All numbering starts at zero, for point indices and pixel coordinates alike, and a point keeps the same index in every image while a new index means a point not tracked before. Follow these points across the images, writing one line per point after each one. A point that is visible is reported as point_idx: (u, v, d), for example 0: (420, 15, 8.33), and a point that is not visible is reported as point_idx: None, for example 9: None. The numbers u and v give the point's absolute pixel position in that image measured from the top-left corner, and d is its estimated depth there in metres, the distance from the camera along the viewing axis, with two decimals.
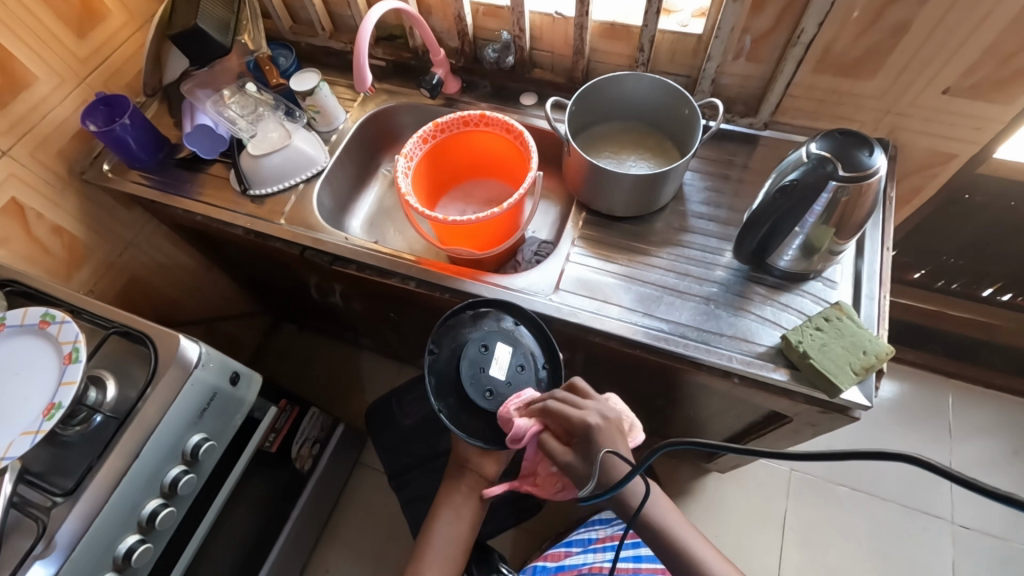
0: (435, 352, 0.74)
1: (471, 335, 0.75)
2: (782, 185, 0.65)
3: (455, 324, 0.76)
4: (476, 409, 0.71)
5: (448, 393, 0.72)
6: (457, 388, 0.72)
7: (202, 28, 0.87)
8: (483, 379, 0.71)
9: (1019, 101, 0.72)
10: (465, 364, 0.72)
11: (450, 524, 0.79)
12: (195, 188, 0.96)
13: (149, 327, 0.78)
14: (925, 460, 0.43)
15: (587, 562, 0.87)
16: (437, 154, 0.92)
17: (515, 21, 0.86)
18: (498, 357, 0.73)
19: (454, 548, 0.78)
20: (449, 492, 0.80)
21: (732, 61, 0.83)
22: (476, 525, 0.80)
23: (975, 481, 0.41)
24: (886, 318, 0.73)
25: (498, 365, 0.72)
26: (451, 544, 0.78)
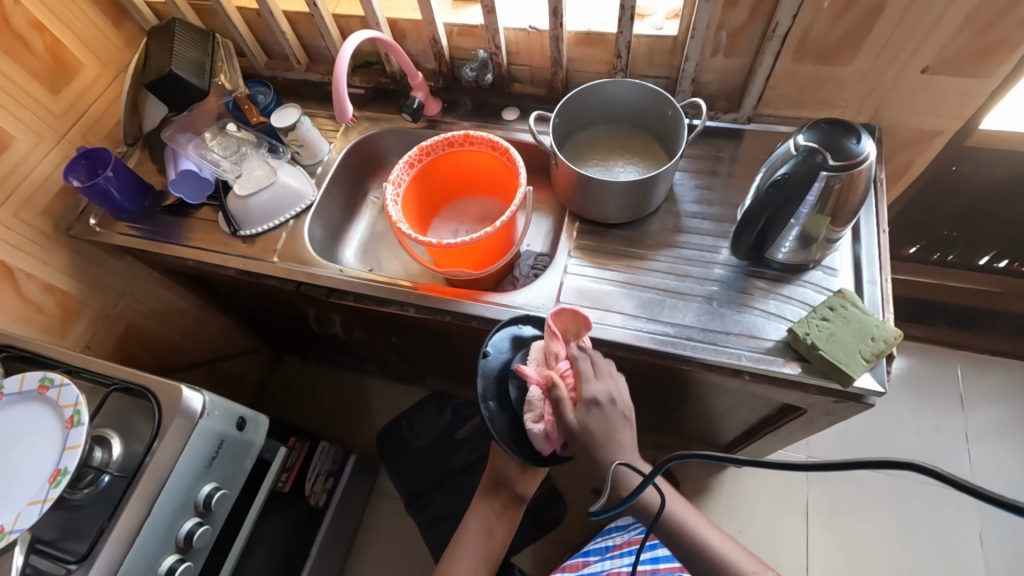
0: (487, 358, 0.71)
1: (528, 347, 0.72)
2: (773, 179, 0.64)
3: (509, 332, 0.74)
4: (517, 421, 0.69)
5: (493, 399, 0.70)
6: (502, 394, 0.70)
7: (177, 73, 0.88)
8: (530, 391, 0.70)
9: (999, 73, 0.72)
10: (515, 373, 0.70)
11: (480, 540, 0.79)
12: (185, 233, 0.95)
13: (149, 380, 0.77)
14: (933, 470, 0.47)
15: (605, 569, 0.85)
16: (425, 177, 0.92)
17: (491, 39, 0.86)
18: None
19: (482, 565, 0.77)
20: (484, 508, 0.81)
21: (710, 58, 0.83)
22: (505, 546, 0.81)
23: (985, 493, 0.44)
24: (890, 301, 0.72)
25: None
26: (481, 558, 0.77)
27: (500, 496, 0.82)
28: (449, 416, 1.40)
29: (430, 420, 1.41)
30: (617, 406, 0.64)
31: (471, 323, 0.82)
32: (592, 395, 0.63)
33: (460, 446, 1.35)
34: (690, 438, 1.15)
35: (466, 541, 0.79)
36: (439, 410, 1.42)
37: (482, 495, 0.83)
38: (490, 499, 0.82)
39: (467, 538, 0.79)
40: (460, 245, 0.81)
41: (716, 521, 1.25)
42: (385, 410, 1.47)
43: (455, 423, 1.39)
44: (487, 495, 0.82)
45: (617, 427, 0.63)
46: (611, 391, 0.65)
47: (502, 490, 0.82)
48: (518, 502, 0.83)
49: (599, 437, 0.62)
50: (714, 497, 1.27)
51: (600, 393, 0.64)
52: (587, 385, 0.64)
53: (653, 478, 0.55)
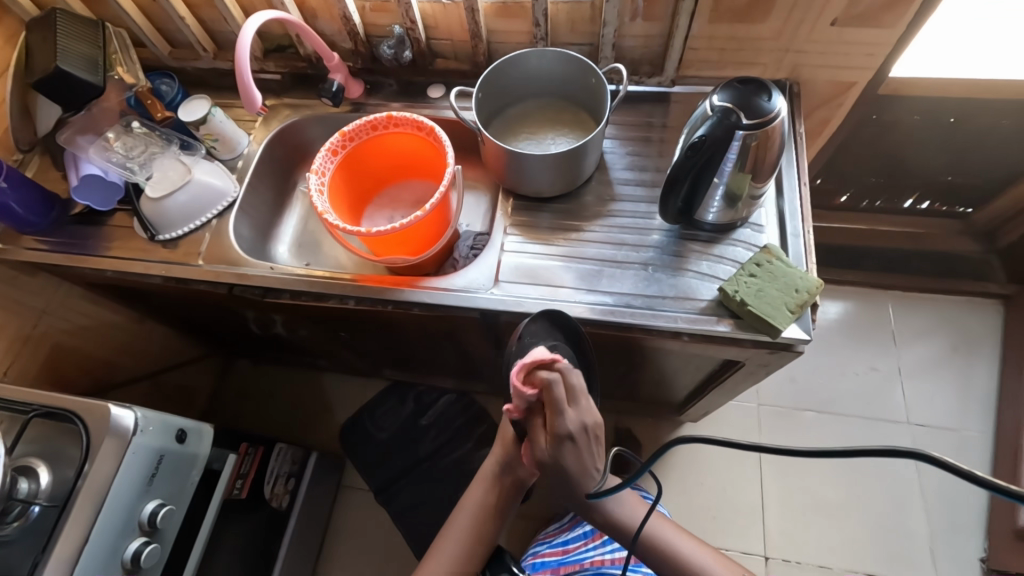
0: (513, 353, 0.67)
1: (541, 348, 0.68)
2: (692, 142, 0.64)
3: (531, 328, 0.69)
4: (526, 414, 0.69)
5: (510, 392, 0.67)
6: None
7: (66, 70, 0.81)
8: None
9: (900, 23, 0.74)
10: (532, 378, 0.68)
11: (473, 520, 0.76)
12: (99, 243, 0.88)
13: (73, 403, 0.72)
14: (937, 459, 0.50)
15: (587, 556, 0.88)
16: (352, 164, 0.88)
17: (405, 14, 0.82)
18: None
19: (473, 547, 0.74)
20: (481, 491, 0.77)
21: (629, 22, 0.82)
22: (502, 527, 0.77)
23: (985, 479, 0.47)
24: (813, 252, 0.75)
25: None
26: (472, 537, 0.75)
27: (503, 479, 0.77)
28: (412, 406, 1.41)
29: (394, 411, 1.41)
30: (588, 431, 0.62)
31: (413, 310, 0.81)
32: (565, 431, 0.60)
33: (425, 433, 1.37)
34: (646, 399, 1.19)
35: (459, 519, 0.77)
36: (400, 401, 1.42)
37: (485, 475, 0.78)
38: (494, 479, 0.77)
39: (461, 517, 0.77)
40: (392, 231, 0.78)
41: (678, 474, 1.30)
42: (347, 404, 1.45)
43: (419, 410, 1.40)
44: (489, 475, 0.77)
45: (589, 453, 0.62)
46: (583, 417, 0.61)
47: (507, 473, 0.76)
48: (519, 486, 0.76)
49: (571, 467, 0.62)
50: (676, 454, 1.32)
51: (574, 424, 0.60)
52: (561, 421, 0.60)
53: (636, 478, 0.59)
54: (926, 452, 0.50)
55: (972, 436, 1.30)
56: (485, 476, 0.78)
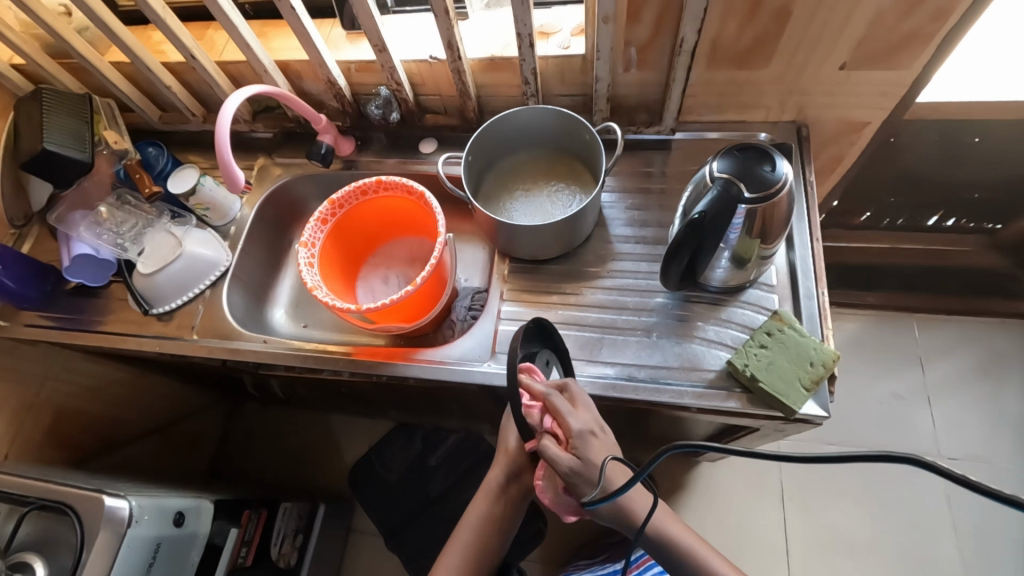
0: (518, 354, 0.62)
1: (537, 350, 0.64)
2: (691, 218, 0.59)
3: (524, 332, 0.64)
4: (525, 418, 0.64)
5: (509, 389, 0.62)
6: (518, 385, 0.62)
7: (52, 149, 0.80)
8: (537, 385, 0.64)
9: (916, 64, 0.69)
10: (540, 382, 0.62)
11: (479, 529, 0.71)
12: (96, 316, 0.88)
13: (66, 494, 0.71)
14: (931, 464, 0.46)
15: None
16: (343, 229, 0.87)
17: (390, 76, 0.80)
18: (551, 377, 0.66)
19: (484, 559, 0.70)
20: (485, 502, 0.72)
21: (623, 73, 0.78)
22: (508, 537, 0.73)
23: (975, 483, 0.44)
24: (828, 315, 0.70)
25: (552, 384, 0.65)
26: (478, 547, 0.70)
27: (511, 488, 0.73)
28: (420, 445, 1.33)
29: (402, 450, 1.34)
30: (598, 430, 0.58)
31: (410, 381, 0.78)
32: (583, 430, 0.57)
33: (434, 473, 1.30)
34: None
35: (466, 527, 0.72)
36: (408, 439, 1.34)
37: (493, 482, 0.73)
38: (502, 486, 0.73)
39: (469, 525, 0.71)
40: (386, 305, 0.75)
41: (697, 517, 1.24)
42: (355, 446, 1.43)
43: (428, 449, 1.33)
44: (497, 482, 0.73)
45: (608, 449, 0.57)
46: (588, 421, 0.58)
47: (515, 481, 0.73)
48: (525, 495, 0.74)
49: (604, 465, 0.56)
50: (693, 495, 1.26)
51: (585, 423, 0.57)
52: (571, 423, 0.56)
53: (641, 474, 0.50)
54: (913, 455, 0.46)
55: (1012, 470, 1.22)
56: (492, 484, 0.73)
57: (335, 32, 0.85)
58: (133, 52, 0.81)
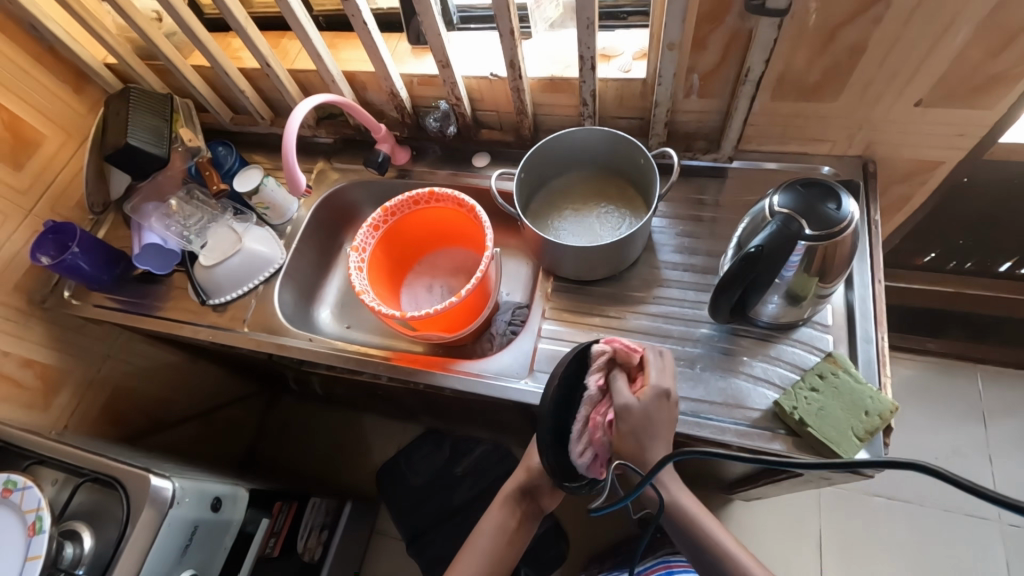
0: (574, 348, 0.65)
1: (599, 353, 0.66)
2: (746, 252, 0.57)
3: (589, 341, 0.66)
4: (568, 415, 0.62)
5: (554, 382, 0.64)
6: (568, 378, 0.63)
7: (134, 144, 0.86)
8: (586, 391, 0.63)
9: (1001, 104, 0.65)
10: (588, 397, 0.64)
11: (496, 537, 0.71)
12: (158, 302, 0.93)
13: (117, 469, 0.75)
14: (931, 468, 0.43)
15: None
16: (393, 236, 0.89)
17: (450, 91, 0.82)
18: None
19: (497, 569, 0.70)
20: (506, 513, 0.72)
21: (684, 99, 0.77)
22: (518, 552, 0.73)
23: (980, 488, 0.41)
24: (887, 362, 0.67)
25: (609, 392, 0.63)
26: (494, 559, 0.70)
27: (524, 504, 0.74)
28: (448, 453, 1.34)
29: (431, 456, 1.35)
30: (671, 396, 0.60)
31: (446, 391, 0.78)
32: (661, 386, 0.59)
33: (460, 482, 1.30)
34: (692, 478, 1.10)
35: (482, 535, 0.72)
36: (436, 446, 1.36)
37: (509, 496, 0.74)
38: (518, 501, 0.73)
39: (484, 536, 0.71)
40: (429, 314, 0.76)
41: None
42: (384, 447, 1.45)
43: (455, 458, 1.33)
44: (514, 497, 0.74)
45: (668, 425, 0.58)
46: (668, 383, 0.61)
47: (528, 498, 0.74)
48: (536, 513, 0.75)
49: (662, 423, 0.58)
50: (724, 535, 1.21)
51: (662, 383, 0.59)
52: (652, 373, 0.59)
53: (647, 480, 0.50)
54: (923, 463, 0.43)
55: None
56: (508, 498, 0.74)
57: (401, 46, 0.88)
58: (214, 57, 0.86)
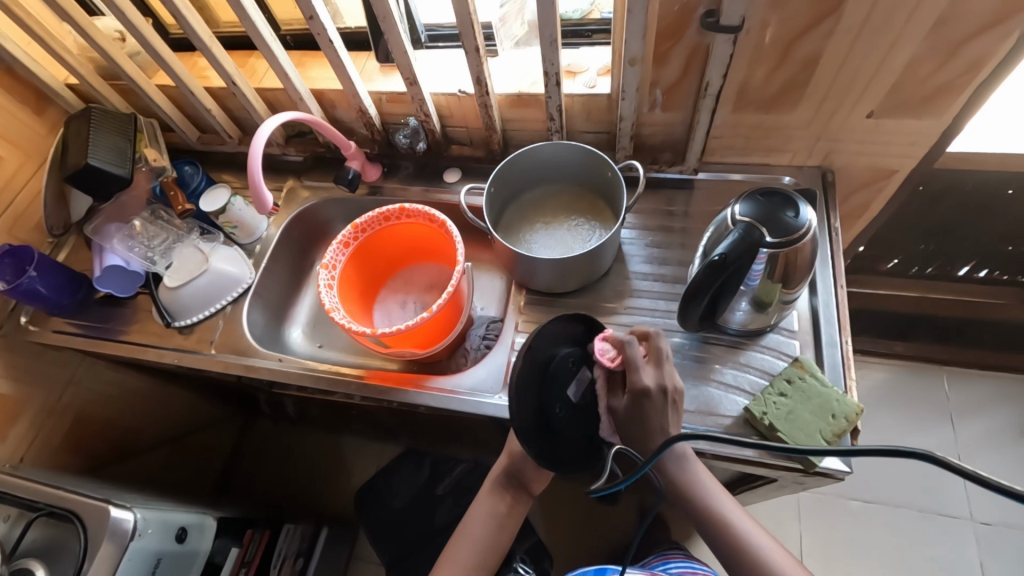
0: (537, 341, 0.59)
1: (563, 339, 0.62)
2: (710, 260, 0.58)
3: (560, 320, 0.63)
4: (541, 423, 0.60)
5: (529, 389, 0.59)
6: (537, 387, 0.59)
7: (96, 164, 0.84)
8: (561, 393, 0.61)
9: (947, 113, 0.68)
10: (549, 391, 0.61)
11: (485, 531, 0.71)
12: (122, 326, 0.90)
13: (75, 502, 0.71)
14: (934, 456, 0.42)
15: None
16: (364, 253, 0.88)
17: (419, 107, 0.82)
18: (578, 379, 0.64)
19: (488, 559, 0.70)
20: (492, 501, 0.72)
21: (648, 112, 0.79)
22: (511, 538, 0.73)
23: (983, 477, 0.39)
24: (852, 365, 0.68)
25: (576, 384, 0.64)
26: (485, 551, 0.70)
27: (511, 490, 0.73)
28: (428, 472, 1.32)
29: (410, 476, 1.32)
30: (667, 394, 0.59)
31: (420, 409, 0.77)
32: (646, 389, 0.58)
33: (441, 502, 1.27)
34: None
35: (472, 527, 0.72)
36: (416, 466, 1.33)
37: (494, 483, 0.74)
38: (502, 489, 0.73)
39: (474, 528, 0.71)
40: (401, 330, 0.75)
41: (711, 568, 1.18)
42: (362, 469, 1.41)
43: (435, 478, 1.31)
44: (498, 486, 0.73)
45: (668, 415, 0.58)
46: (662, 378, 0.59)
47: (515, 483, 0.73)
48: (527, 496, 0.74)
49: (656, 417, 0.58)
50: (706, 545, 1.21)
51: (652, 384, 0.58)
52: (637, 373, 0.58)
53: (644, 467, 0.52)
54: (928, 452, 0.42)
55: None
56: (494, 486, 0.73)
57: (370, 64, 0.88)
58: (179, 77, 0.85)
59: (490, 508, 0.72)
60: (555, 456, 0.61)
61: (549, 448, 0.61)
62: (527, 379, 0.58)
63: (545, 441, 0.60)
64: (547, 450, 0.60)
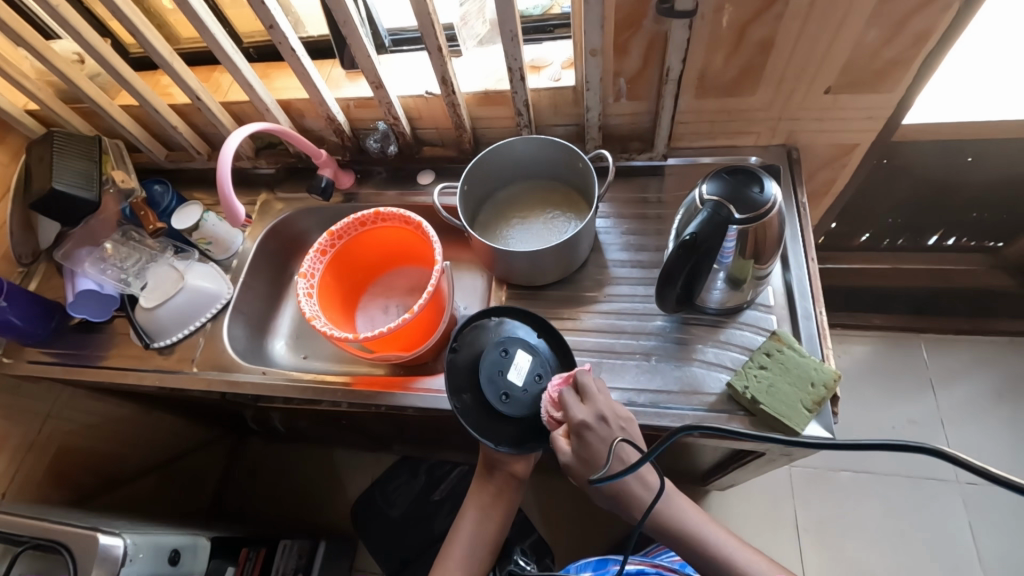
0: (456, 351, 0.70)
1: (488, 336, 0.71)
2: (682, 240, 0.60)
3: (479, 322, 0.72)
4: (492, 412, 0.67)
5: (463, 391, 0.68)
6: (475, 387, 0.68)
7: (61, 189, 0.83)
8: (500, 382, 0.68)
9: (899, 86, 0.71)
10: (486, 368, 0.68)
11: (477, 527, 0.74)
12: (100, 351, 0.88)
13: (60, 532, 0.70)
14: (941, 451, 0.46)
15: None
16: (342, 260, 0.88)
17: (387, 111, 0.82)
18: (518, 363, 0.69)
19: (480, 547, 0.74)
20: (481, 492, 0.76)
21: (614, 103, 0.80)
22: (504, 524, 0.76)
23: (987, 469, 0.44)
24: (828, 335, 0.70)
25: (518, 368, 0.69)
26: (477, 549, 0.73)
27: (495, 478, 0.75)
28: (424, 479, 1.32)
29: (406, 486, 1.33)
30: (607, 422, 0.60)
31: (408, 411, 0.77)
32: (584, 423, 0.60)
33: (439, 508, 1.26)
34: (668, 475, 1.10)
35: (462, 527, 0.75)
36: (412, 475, 1.33)
37: (477, 479, 0.77)
38: (487, 483, 0.76)
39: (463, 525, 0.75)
40: (383, 333, 0.75)
41: None
42: (358, 481, 1.40)
43: (431, 484, 1.30)
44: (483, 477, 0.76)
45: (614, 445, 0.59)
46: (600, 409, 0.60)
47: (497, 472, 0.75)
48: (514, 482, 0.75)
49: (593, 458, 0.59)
50: None
51: (586, 417, 0.60)
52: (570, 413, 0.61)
53: (652, 454, 0.51)
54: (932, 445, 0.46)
55: None
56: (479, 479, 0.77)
57: (336, 71, 0.88)
58: (142, 95, 0.84)
59: (477, 503, 0.75)
60: (522, 439, 0.67)
61: (513, 433, 0.67)
62: (459, 383, 0.68)
63: (498, 428, 0.67)
64: (510, 433, 0.67)
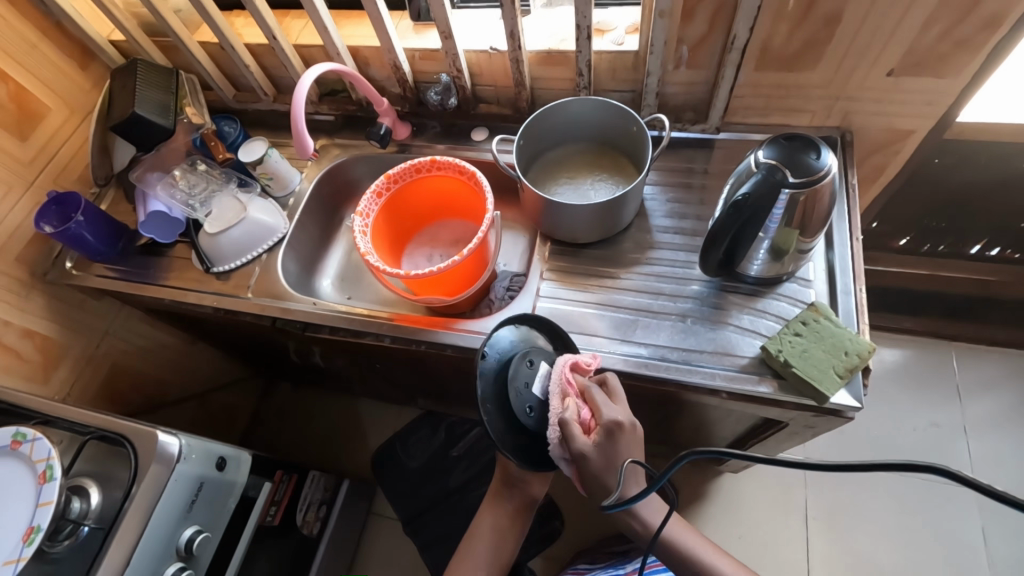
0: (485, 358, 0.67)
1: (513, 346, 0.70)
2: (733, 201, 0.62)
3: (505, 330, 0.71)
4: (516, 425, 0.67)
5: (491, 404, 0.65)
6: (500, 398, 0.66)
7: (140, 115, 0.88)
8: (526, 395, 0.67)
9: (964, 73, 0.71)
10: (513, 380, 0.67)
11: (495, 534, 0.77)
12: (162, 272, 0.94)
13: (125, 427, 0.76)
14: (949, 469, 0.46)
15: None
16: (395, 204, 0.92)
17: (452, 63, 0.85)
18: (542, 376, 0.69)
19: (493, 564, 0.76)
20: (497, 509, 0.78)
21: (673, 71, 0.82)
22: (515, 547, 0.79)
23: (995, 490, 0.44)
24: (865, 311, 0.71)
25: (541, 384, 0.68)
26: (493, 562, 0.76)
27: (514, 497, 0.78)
28: (443, 436, 1.36)
29: (425, 440, 1.37)
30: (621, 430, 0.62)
31: (446, 351, 0.81)
32: (613, 422, 0.62)
33: (455, 465, 1.32)
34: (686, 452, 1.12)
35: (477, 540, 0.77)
36: (432, 429, 1.37)
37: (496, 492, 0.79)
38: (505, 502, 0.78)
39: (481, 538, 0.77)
40: (431, 273, 0.79)
41: (717, 530, 1.21)
42: (379, 431, 1.46)
43: (450, 441, 1.35)
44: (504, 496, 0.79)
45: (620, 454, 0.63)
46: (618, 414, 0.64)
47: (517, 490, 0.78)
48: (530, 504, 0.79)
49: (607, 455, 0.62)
50: (716, 506, 1.24)
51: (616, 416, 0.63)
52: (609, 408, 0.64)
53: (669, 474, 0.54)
54: (948, 468, 0.46)
55: None
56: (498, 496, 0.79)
57: (404, 23, 0.91)
58: (221, 31, 0.89)
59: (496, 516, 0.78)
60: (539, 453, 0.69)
61: (532, 447, 0.68)
62: (486, 393, 0.66)
63: (522, 443, 0.67)
64: (528, 448, 0.68)
